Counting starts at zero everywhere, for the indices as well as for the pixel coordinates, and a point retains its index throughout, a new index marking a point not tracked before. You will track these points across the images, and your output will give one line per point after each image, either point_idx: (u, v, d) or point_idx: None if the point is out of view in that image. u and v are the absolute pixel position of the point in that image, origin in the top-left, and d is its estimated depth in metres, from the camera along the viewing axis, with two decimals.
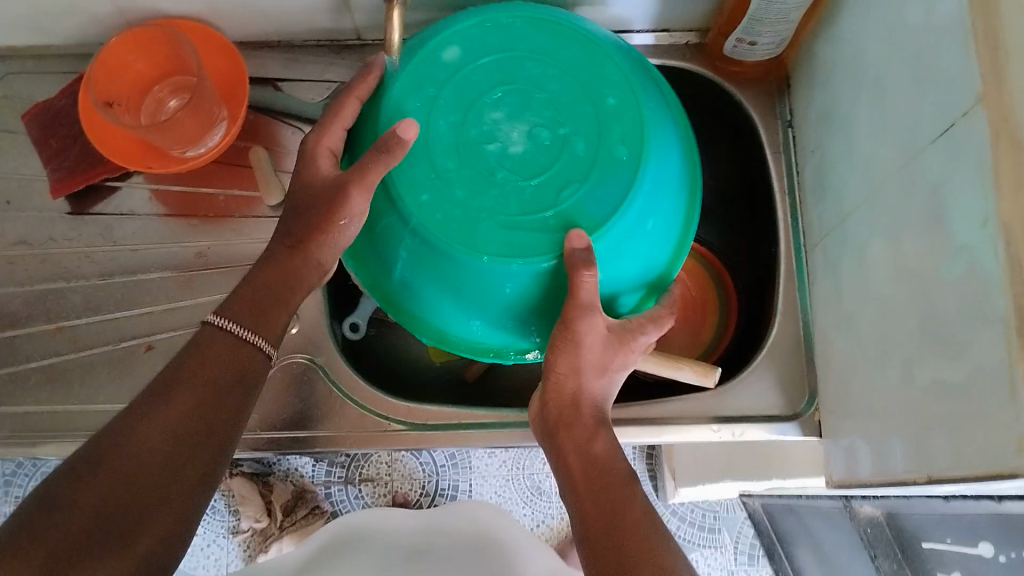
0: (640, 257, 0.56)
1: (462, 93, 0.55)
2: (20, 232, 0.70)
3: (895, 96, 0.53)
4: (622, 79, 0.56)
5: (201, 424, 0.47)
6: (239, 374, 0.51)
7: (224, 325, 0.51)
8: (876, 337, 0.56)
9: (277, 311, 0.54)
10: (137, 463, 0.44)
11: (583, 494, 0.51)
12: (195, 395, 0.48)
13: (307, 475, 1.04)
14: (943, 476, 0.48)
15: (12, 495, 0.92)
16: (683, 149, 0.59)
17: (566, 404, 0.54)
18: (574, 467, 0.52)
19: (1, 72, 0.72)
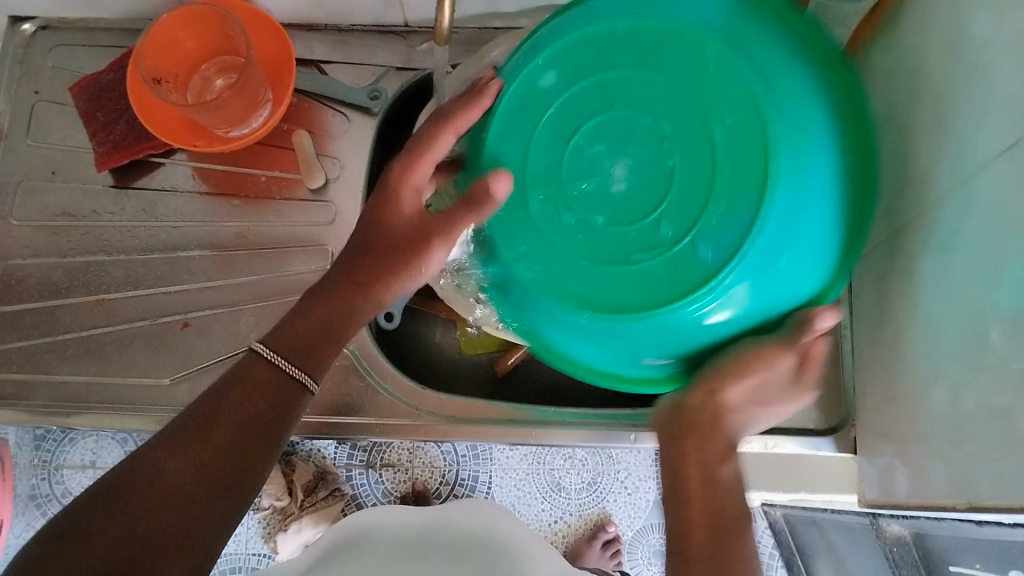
0: (780, 289, 0.50)
1: (553, 130, 0.50)
2: (62, 202, 0.70)
3: (956, 110, 0.52)
4: (740, 85, 0.48)
5: (245, 450, 0.50)
6: (277, 408, 0.52)
7: (270, 356, 0.53)
8: (921, 357, 0.55)
9: (327, 345, 0.55)
10: (180, 484, 0.47)
11: (694, 519, 0.53)
12: (240, 425, 0.50)
13: (329, 457, 1.04)
14: (985, 504, 0.47)
15: (42, 459, 0.93)
16: (842, 149, 0.48)
17: (704, 421, 0.54)
18: (693, 486, 0.54)
19: (51, 41, 0.73)
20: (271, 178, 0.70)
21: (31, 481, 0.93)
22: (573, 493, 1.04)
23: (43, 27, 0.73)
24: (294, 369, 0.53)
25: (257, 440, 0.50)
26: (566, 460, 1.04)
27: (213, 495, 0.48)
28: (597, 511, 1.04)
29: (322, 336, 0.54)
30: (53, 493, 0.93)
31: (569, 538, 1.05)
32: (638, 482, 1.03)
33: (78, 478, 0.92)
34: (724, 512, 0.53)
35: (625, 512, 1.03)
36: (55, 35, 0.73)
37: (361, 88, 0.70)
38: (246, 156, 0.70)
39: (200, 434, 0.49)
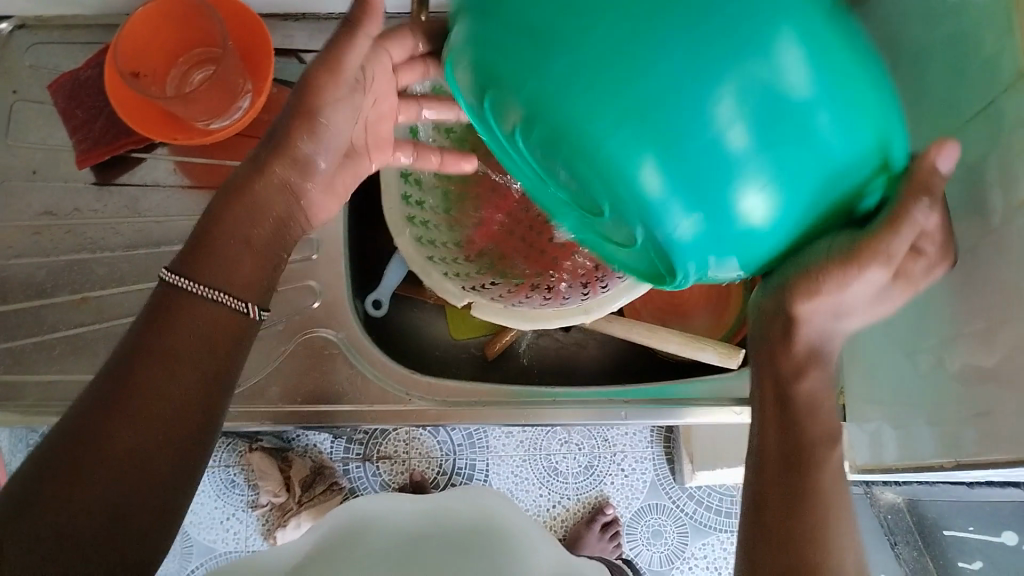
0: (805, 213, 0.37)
1: (479, 119, 0.44)
2: (45, 202, 0.70)
3: (931, 75, 0.52)
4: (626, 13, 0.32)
5: (199, 381, 0.46)
6: (211, 333, 0.47)
7: (179, 283, 0.47)
8: (906, 321, 0.55)
9: (243, 260, 0.49)
10: (136, 431, 0.43)
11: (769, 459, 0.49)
12: (182, 359, 0.45)
13: (326, 452, 1.05)
14: (972, 461, 0.48)
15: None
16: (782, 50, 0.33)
17: (778, 338, 0.48)
18: (770, 414, 0.50)
19: (28, 41, 0.72)
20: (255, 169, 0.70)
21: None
22: (570, 477, 1.05)
23: (20, 27, 0.73)
24: (215, 293, 0.47)
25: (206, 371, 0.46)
26: (562, 445, 1.05)
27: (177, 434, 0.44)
28: (594, 494, 1.04)
29: (240, 247, 0.49)
30: None
31: (568, 523, 1.05)
32: (634, 463, 1.04)
33: None
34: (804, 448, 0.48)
35: (622, 494, 1.04)
36: (31, 34, 0.73)
37: None
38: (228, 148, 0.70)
39: (140, 373, 0.44)
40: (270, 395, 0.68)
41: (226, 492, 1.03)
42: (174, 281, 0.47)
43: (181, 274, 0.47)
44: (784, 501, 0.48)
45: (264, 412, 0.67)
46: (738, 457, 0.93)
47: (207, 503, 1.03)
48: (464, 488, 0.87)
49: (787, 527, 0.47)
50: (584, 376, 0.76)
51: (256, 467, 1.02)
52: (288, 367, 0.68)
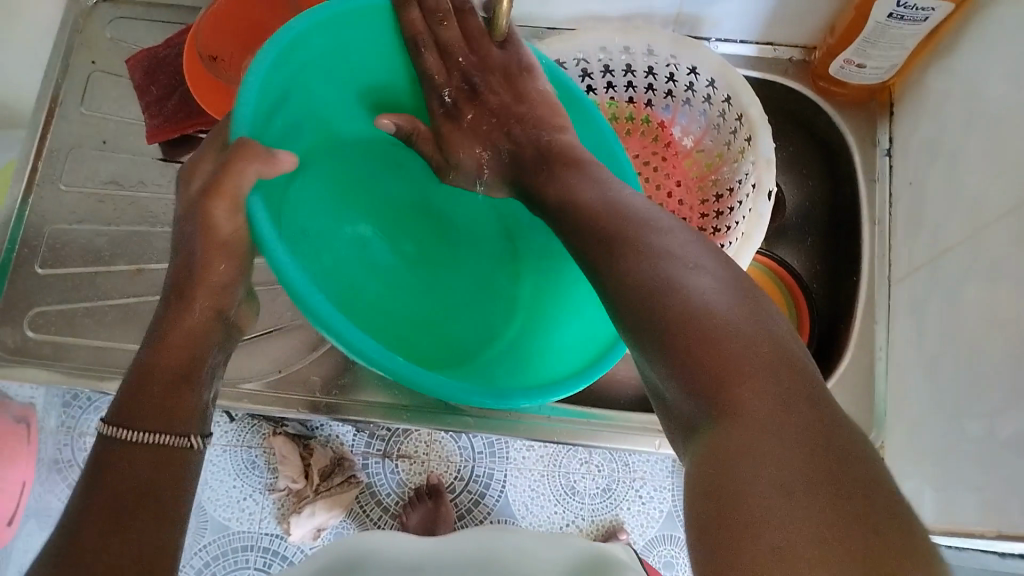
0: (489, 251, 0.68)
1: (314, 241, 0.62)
2: (112, 172, 0.72)
3: (1010, 137, 0.52)
4: (420, 281, 0.67)
5: (143, 492, 0.45)
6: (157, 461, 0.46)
7: (114, 431, 0.46)
8: (958, 384, 0.54)
9: (185, 394, 0.48)
10: (112, 524, 0.43)
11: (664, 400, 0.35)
12: (132, 464, 0.45)
13: (347, 444, 1.05)
14: (1017, 533, 0.47)
15: (67, 425, 0.95)
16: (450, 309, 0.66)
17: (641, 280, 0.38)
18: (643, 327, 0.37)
19: (113, 15, 0.74)
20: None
21: (56, 445, 0.95)
22: (587, 497, 1.04)
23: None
24: (154, 432, 0.46)
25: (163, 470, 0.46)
26: (582, 464, 1.05)
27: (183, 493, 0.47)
28: (610, 517, 1.03)
29: (177, 383, 0.48)
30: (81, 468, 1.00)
31: None
32: (652, 492, 1.04)
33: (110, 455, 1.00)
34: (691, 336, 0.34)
35: (637, 521, 1.03)
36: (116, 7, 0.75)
37: None
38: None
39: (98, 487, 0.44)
40: (307, 383, 0.68)
41: (245, 474, 1.04)
42: (108, 431, 0.46)
43: (114, 423, 0.46)
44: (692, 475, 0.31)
45: (299, 400, 0.68)
46: None
47: (226, 482, 1.04)
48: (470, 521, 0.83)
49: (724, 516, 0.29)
50: (619, 402, 0.75)
51: (277, 452, 1.03)
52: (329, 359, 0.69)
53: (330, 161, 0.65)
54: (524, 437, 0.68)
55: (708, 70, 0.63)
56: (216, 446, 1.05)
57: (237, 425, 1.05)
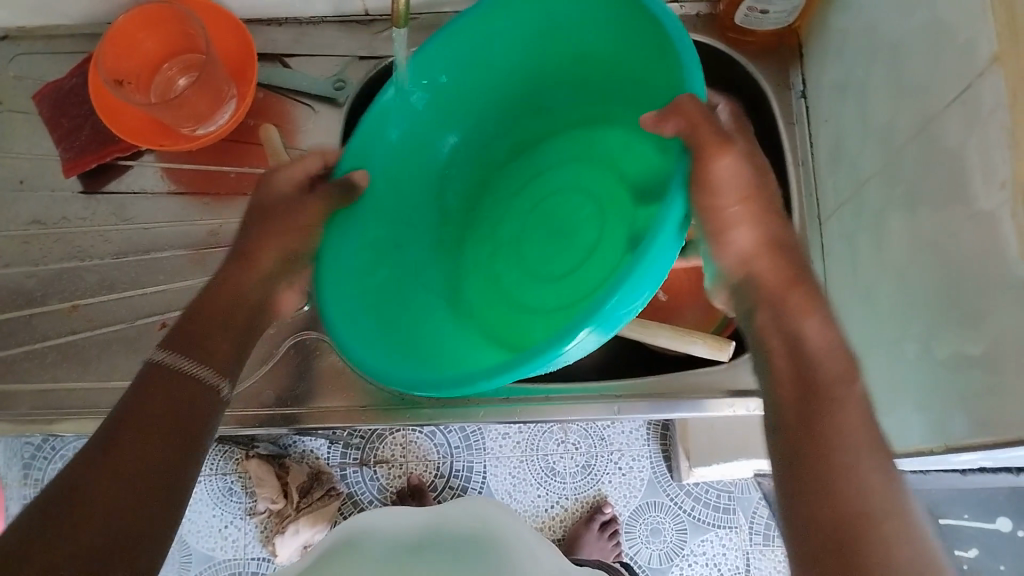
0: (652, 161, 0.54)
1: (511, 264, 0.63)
2: (34, 212, 0.70)
3: (910, 61, 0.53)
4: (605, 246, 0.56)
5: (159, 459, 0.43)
6: (190, 398, 0.46)
7: (165, 359, 0.47)
8: (894, 311, 0.55)
9: (226, 337, 0.51)
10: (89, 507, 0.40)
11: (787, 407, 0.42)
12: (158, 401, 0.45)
13: (323, 457, 1.05)
14: (961, 445, 0.48)
15: (32, 477, 0.93)
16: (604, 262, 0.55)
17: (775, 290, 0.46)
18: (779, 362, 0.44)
19: (14, 52, 0.73)
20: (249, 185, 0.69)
21: (23, 498, 0.93)
22: (568, 476, 1.05)
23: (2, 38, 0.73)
24: (195, 366, 0.47)
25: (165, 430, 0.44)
26: (558, 445, 1.05)
27: (198, 426, 0.46)
28: (593, 492, 1.04)
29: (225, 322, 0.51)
30: None
31: (566, 523, 1.05)
32: (631, 462, 1.04)
33: None
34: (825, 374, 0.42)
35: (620, 493, 1.04)
36: (14, 44, 0.73)
37: (326, 79, 0.70)
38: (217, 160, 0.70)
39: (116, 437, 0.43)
40: (261, 398, 0.68)
41: (222, 501, 1.03)
42: (159, 359, 0.47)
43: (168, 352, 0.48)
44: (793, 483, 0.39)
45: (256, 414, 0.67)
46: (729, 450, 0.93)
47: (205, 511, 1.03)
48: (462, 503, 0.87)
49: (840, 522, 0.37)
50: (578, 374, 0.75)
51: (253, 475, 1.01)
52: (281, 370, 0.68)
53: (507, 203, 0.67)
54: (493, 419, 0.68)
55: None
56: None
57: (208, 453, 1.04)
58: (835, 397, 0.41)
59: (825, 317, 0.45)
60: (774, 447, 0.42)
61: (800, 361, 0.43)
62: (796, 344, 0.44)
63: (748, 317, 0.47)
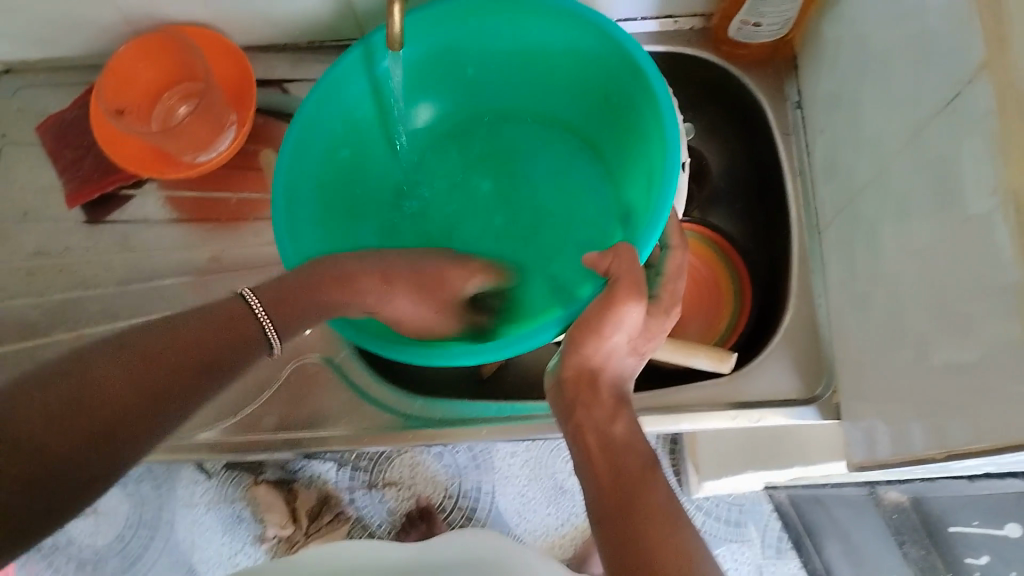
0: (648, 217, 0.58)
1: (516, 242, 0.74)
2: (37, 243, 0.71)
3: (900, 71, 0.53)
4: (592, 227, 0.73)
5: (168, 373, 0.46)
6: (234, 343, 0.50)
7: (247, 296, 0.53)
8: (892, 318, 0.56)
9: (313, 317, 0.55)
10: (91, 389, 0.42)
11: (603, 473, 0.50)
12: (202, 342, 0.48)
13: (331, 481, 1.03)
14: (960, 452, 0.48)
15: None
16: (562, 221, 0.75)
17: (586, 385, 0.55)
18: (592, 444, 0.52)
19: (15, 86, 0.74)
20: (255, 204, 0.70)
21: None
22: (576, 495, 1.03)
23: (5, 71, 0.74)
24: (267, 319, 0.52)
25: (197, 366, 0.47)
26: (567, 463, 1.04)
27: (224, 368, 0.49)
28: None
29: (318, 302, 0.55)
30: (57, 543, 1.05)
31: (577, 540, 1.04)
32: None
33: (81, 526, 1.05)
34: (631, 468, 0.49)
35: None
36: (18, 77, 0.74)
37: None
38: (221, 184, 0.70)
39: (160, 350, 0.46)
40: (264, 422, 0.68)
41: (231, 526, 1.04)
42: (245, 295, 0.53)
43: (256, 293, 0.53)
44: (619, 529, 0.47)
45: (259, 438, 0.68)
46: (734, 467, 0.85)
47: (214, 539, 1.04)
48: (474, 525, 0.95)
49: (648, 547, 0.45)
50: None
51: (261, 501, 1.02)
52: (284, 394, 0.69)
53: (536, 159, 0.77)
54: (504, 436, 0.68)
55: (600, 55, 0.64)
56: (198, 505, 1.04)
57: (216, 481, 1.04)
58: (644, 482, 0.48)
59: (629, 421, 0.53)
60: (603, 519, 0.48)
61: (611, 453, 0.51)
62: (606, 440, 0.52)
63: (562, 420, 0.56)
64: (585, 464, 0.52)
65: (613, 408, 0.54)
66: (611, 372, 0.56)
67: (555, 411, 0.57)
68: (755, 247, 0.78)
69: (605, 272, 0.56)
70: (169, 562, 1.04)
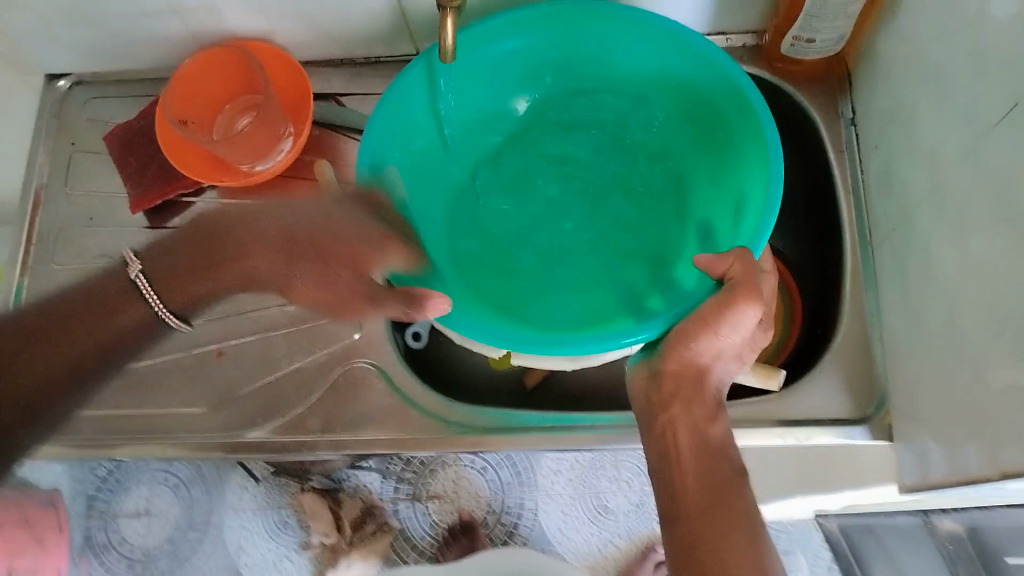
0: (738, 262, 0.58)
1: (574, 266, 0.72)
2: (101, 246, 0.74)
3: (956, 83, 0.52)
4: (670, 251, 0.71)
5: (95, 359, 0.54)
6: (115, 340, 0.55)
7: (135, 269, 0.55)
8: (947, 336, 0.54)
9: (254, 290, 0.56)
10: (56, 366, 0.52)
11: (689, 476, 0.52)
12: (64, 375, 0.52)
13: (375, 492, 1.04)
14: (1017, 473, 0.46)
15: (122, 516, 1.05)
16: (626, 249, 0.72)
17: (688, 379, 0.55)
18: (684, 443, 0.53)
19: (86, 96, 0.77)
20: (302, 281, 0.59)
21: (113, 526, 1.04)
22: (620, 514, 1.04)
23: (77, 83, 0.78)
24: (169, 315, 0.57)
25: (117, 346, 0.55)
26: (612, 483, 1.03)
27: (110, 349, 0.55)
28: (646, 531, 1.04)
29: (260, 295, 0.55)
30: (109, 541, 1.06)
31: (619, 560, 1.04)
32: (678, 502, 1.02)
33: (133, 525, 1.06)
34: (719, 482, 0.51)
35: None
36: (88, 89, 0.78)
37: None
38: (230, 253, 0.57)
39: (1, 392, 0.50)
40: (311, 425, 0.69)
41: (278, 533, 1.05)
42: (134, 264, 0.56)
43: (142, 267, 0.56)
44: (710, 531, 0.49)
45: (306, 441, 0.69)
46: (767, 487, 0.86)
47: (260, 545, 1.05)
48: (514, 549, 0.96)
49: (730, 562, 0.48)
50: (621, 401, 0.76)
51: (307, 508, 1.03)
52: (331, 398, 0.70)
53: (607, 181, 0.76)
54: (547, 447, 0.68)
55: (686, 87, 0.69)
56: (246, 510, 1.06)
57: (264, 487, 1.05)
58: (733, 492, 0.51)
59: (726, 430, 0.55)
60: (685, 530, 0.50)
61: (703, 461, 0.52)
62: (701, 440, 0.53)
63: (648, 415, 0.56)
64: (666, 465, 0.53)
65: (709, 413, 0.55)
66: (714, 381, 0.56)
67: (636, 408, 0.58)
68: (805, 265, 0.77)
69: (720, 276, 0.56)
70: (217, 566, 1.05)
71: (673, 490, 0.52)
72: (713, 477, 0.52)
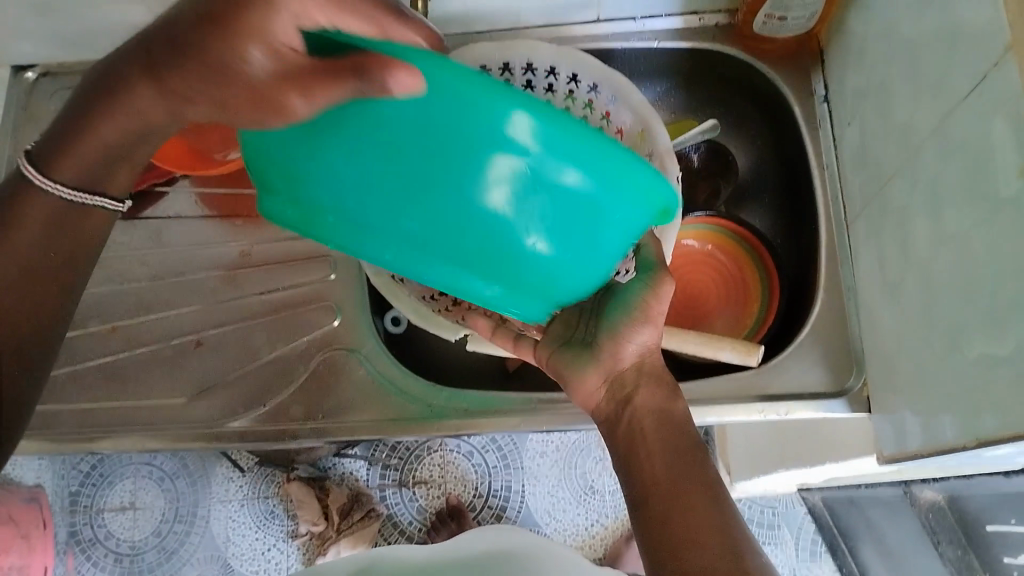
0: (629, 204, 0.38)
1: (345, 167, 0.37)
2: None
3: (926, 56, 0.53)
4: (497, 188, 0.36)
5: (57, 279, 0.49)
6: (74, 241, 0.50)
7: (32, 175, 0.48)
8: (921, 308, 0.55)
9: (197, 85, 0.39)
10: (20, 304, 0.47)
11: (654, 453, 0.54)
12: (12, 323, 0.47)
13: (362, 479, 1.05)
14: (992, 440, 0.47)
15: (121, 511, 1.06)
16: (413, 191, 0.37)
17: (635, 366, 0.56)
18: (646, 422, 0.55)
19: (53, 87, 0.76)
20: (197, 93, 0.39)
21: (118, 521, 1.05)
22: (607, 494, 1.04)
23: (44, 74, 0.77)
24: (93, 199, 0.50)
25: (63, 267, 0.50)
26: (596, 463, 1.05)
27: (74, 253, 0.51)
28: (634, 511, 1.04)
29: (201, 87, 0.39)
30: (95, 536, 1.05)
31: (608, 540, 1.03)
32: None
33: (119, 519, 1.06)
34: (680, 450, 0.53)
35: None
36: (55, 79, 0.77)
37: None
38: (115, 75, 0.43)
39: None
40: (291, 413, 0.69)
41: (265, 523, 1.05)
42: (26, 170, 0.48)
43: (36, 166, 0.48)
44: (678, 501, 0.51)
45: (288, 429, 0.68)
46: (748, 467, 0.88)
47: (248, 535, 1.05)
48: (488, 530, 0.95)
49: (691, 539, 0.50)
50: None
51: (294, 497, 1.03)
52: (311, 385, 0.70)
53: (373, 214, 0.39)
54: (529, 428, 0.68)
55: (628, 108, 0.61)
56: (233, 501, 1.06)
57: (251, 477, 1.06)
58: (694, 460, 0.53)
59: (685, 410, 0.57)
60: (654, 508, 0.52)
61: (664, 434, 0.54)
62: (663, 415, 0.55)
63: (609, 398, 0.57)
64: (633, 439, 0.55)
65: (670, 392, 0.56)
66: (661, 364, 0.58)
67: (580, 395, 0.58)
68: (782, 241, 0.78)
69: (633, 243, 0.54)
70: (204, 557, 1.04)
71: (648, 470, 0.53)
72: (675, 455, 0.53)
